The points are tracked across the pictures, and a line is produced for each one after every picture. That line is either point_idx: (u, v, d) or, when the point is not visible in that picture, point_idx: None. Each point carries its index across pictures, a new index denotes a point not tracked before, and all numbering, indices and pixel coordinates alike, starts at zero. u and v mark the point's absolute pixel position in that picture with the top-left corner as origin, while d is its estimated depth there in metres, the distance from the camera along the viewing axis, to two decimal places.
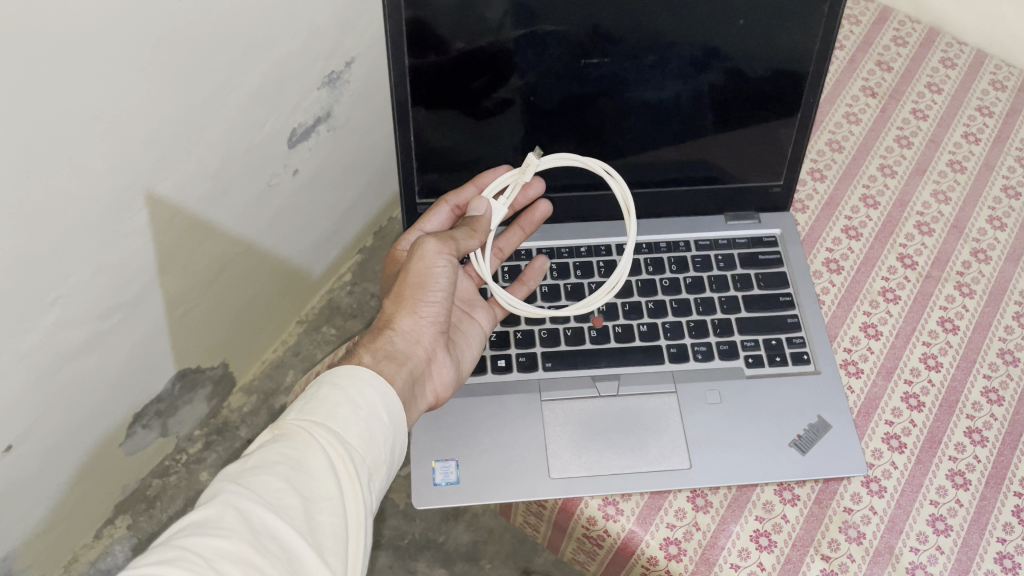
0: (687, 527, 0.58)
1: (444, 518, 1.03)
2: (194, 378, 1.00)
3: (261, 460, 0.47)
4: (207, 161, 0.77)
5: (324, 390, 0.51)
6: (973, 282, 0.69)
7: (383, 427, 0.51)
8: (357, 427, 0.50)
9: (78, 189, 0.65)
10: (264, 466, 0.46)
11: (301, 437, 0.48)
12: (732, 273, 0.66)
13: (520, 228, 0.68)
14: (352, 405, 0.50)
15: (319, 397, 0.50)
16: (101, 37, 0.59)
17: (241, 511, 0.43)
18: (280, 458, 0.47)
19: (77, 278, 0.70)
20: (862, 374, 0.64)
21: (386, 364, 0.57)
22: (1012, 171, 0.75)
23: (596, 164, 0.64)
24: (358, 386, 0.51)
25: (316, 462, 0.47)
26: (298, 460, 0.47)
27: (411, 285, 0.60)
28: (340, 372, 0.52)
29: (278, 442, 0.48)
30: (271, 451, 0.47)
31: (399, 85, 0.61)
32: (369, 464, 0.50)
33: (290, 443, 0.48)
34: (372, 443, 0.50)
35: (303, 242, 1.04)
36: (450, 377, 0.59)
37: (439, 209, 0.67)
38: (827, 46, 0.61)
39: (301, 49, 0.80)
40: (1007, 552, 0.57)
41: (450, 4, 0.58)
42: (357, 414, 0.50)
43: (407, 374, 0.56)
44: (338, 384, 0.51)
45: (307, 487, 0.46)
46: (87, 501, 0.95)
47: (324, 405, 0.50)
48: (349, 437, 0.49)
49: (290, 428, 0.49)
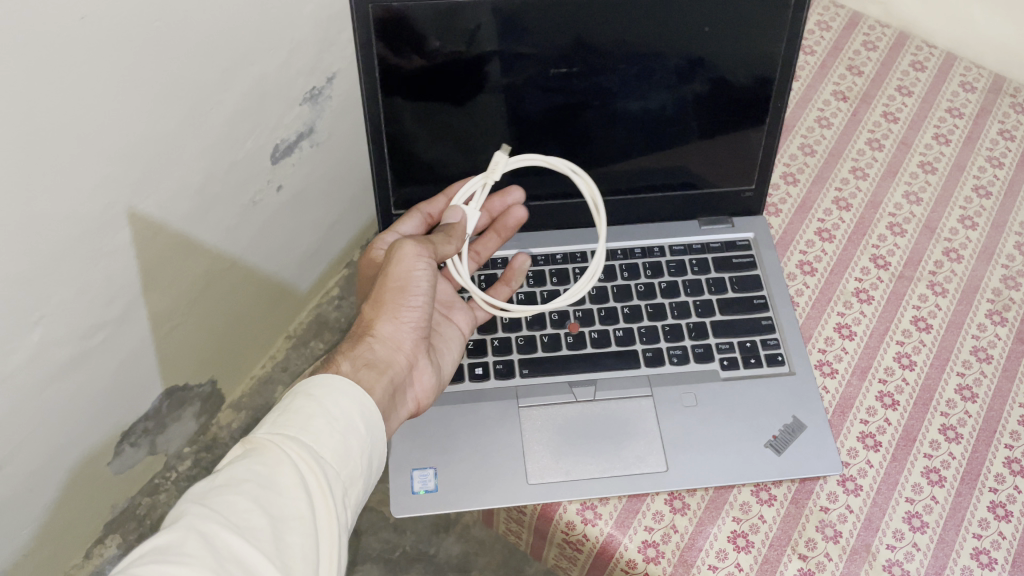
0: (665, 529, 0.59)
1: (433, 529, 1.03)
2: (181, 395, 1.00)
3: (227, 478, 0.46)
4: (190, 178, 0.77)
5: (299, 402, 0.51)
6: (946, 281, 0.69)
7: (359, 439, 0.51)
8: (332, 441, 0.50)
9: (59, 208, 0.65)
10: (230, 485, 0.46)
11: (273, 452, 0.48)
12: (706, 277, 0.67)
13: (497, 234, 0.69)
14: (327, 417, 0.51)
15: (293, 409, 0.51)
16: (79, 58, 0.60)
17: (203, 535, 0.43)
18: (248, 475, 0.47)
19: (60, 297, 0.71)
20: (837, 374, 0.65)
21: (366, 373, 0.57)
22: (983, 171, 0.76)
23: (562, 163, 0.65)
24: (334, 397, 0.52)
25: (287, 478, 0.47)
26: (268, 476, 0.47)
27: (391, 289, 0.60)
28: (314, 383, 0.52)
29: (249, 456, 0.48)
30: (240, 467, 0.47)
31: (370, 98, 0.62)
32: (344, 477, 0.50)
33: (260, 459, 0.48)
34: (347, 456, 0.50)
35: (289, 257, 1.04)
36: (431, 383, 0.60)
37: (413, 216, 0.67)
38: (794, 50, 0.62)
39: (281, 65, 0.81)
40: (983, 547, 0.57)
41: (423, 18, 0.59)
42: (332, 427, 0.50)
43: (386, 383, 0.56)
44: (313, 395, 0.51)
45: (276, 505, 0.46)
46: (76, 520, 0.95)
47: (298, 418, 0.50)
48: (323, 450, 0.49)
49: (261, 442, 0.49)
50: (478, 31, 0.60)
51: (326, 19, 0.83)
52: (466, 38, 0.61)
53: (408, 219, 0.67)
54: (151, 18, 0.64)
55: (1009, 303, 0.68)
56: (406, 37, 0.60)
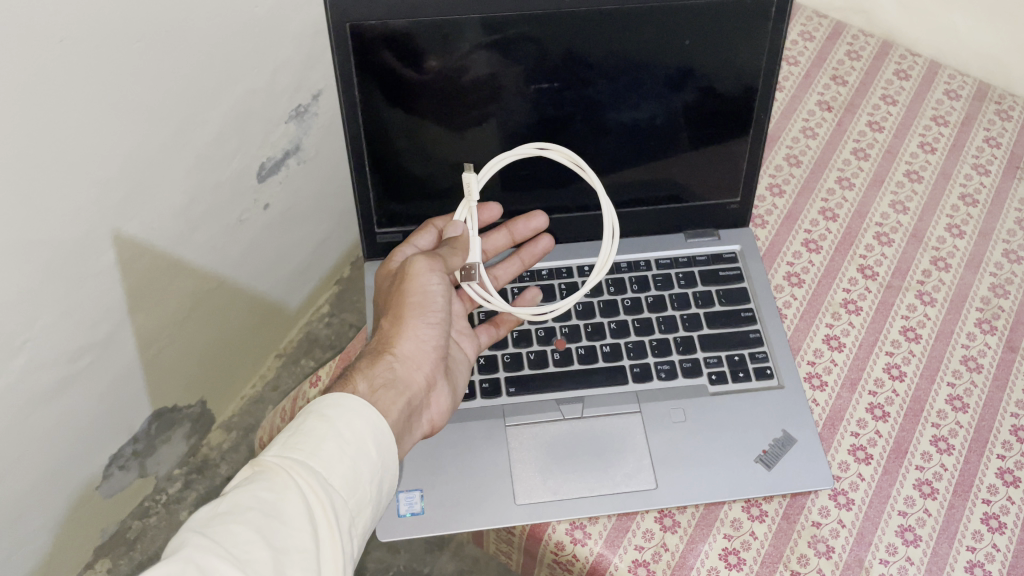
0: (655, 548, 0.58)
1: (426, 548, 1.02)
2: (171, 417, 0.99)
3: (232, 504, 0.45)
4: (175, 198, 0.77)
5: (310, 423, 0.51)
6: (934, 290, 0.69)
7: (369, 464, 0.50)
8: (342, 465, 0.49)
9: (41, 232, 0.65)
10: (234, 512, 0.44)
11: (281, 477, 0.47)
12: (693, 291, 0.67)
13: (519, 259, 0.68)
14: (338, 440, 0.50)
15: (304, 431, 0.50)
16: (60, 81, 0.59)
17: (202, 569, 0.42)
18: (253, 503, 0.45)
19: (44, 321, 0.70)
20: (826, 387, 0.64)
21: (383, 394, 0.56)
22: (969, 179, 0.76)
23: (526, 146, 0.63)
24: (346, 420, 0.51)
25: (294, 507, 0.46)
26: (274, 503, 0.46)
27: (410, 304, 0.61)
28: (328, 403, 0.52)
29: (257, 480, 0.47)
30: (247, 491, 0.46)
31: (351, 116, 0.62)
32: (351, 505, 0.49)
33: (267, 484, 0.46)
34: (356, 482, 0.49)
35: (279, 274, 1.03)
36: (447, 405, 0.59)
37: (427, 232, 0.66)
38: (776, 61, 0.62)
39: (266, 83, 0.80)
40: (977, 560, 0.57)
41: (404, 35, 0.59)
42: (342, 451, 0.49)
43: (403, 405, 0.56)
44: (326, 416, 0.51)
45: (280, 535, 0.45)
46: (65, 545, 0.93)
47: (308, 441, 0.49)
48: (331, 476, 0.49)
49: (269, 466, 0.48)
50: (460, 46, 0.60)
51: (311, 36, 0.83)
52: (449, 54, 0.60)
53: (423, 233, 0.66)
54: (133, 38, 0.63)
55: (999, 312, 0.68)
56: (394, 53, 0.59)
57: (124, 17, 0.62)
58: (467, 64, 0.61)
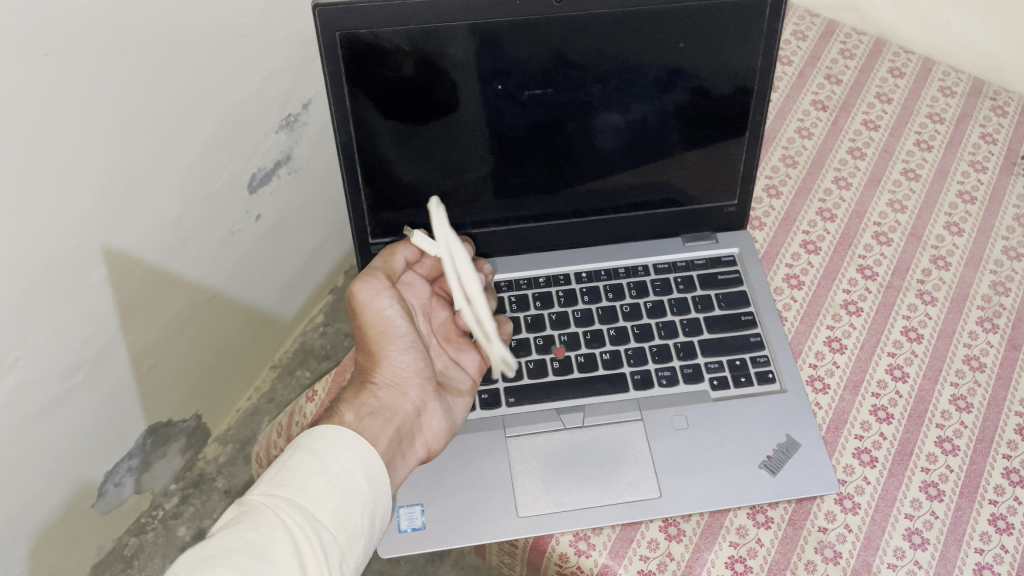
0: (661, 558, 0.57)
1: (428, 558, 1.00)
2: (166, 432, 0.98)
3: (217, 548, 0.44)
4: (166, 212, 0.76)
5: (298, 457, 0.50)
6: (935, 289, 0.69)
7: (360, 497, 0.50)
8: (331, 500, 0.48)
9: (30, 247, 0.64)
10: (220, 555, 0.43)
11: (267, 516, 0.46)
12: (692, 295, 0.66)
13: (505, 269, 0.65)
14: (326, 475, 0.49)
15: (292, 466, 0.49)
16: (45, 96, 0.58)
17: None
18: (239, 545, 0.44)
19: (35, 338, 0.69)
20: (829, 390, 0.64)
21: (370, 422, 0.57)
22: (966, 177, 0.75)
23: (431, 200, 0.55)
24: (335, 452, 0.50)
25: (281, 547, 0.45)
26: (260, 544, 0.45)
27: (373, 335, 0.59)
28: (316, 436, 0.51)
29: (243, 520, 0.46)
30: (232, 533, 0.45)
31: (342, 128, 0.61)
32: (342, 540, 0.48)
33: (253, 524, 0.45)
34: (346, 517, 0.49)
35: (271, 286, 1.02)
36: (442, 427, 0.58)
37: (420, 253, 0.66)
38: (771, 62, 0.62)
39: (256, 93, 0.79)
40: (986, 562, 0.56)
41: (396, 42, 0.58)
42: (330, 486, 0.49)
43: (391, 432, 0.56)
44: (314, 450, 0.50)
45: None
46: (61, 565, 0.92)
47: (296, 476, 0.48)
48: (319, 512, 0.48)
49: (255, 505, 0.47)
50: (453, 52, 0.59)
51: (300, 45, 0.82)
52: (441, 61, 0.60)
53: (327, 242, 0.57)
54: (119, 51, 0.62)
55: (1000, 310, 0.67)
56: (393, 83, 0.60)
57: (112, 29, 0.61)
58: (459, 69, 0.60)
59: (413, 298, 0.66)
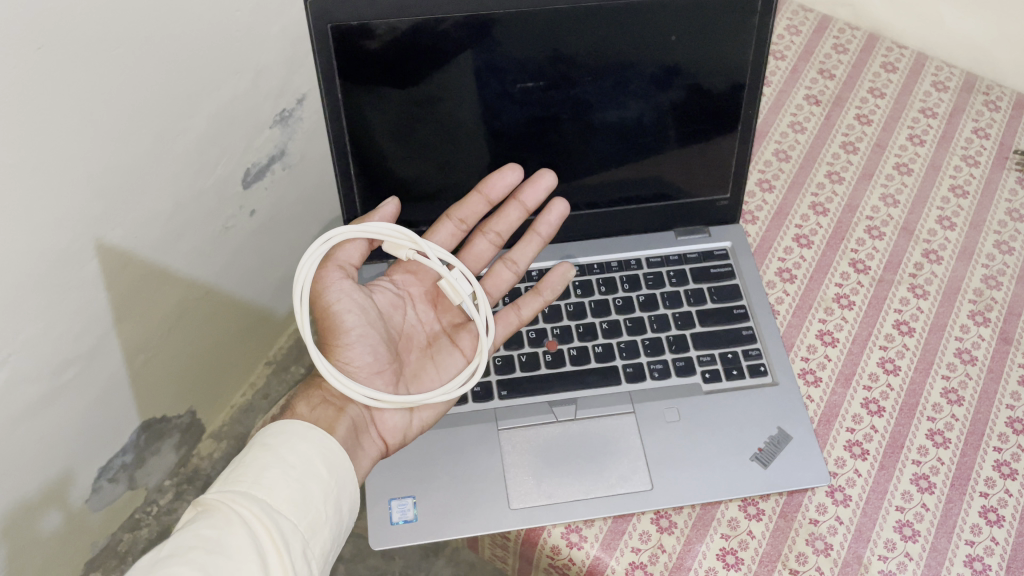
0: (652, 550, 0.57)
1: (421, 554, 1.00)
2: (159, 428, 0.98)
3: (174, 546, 0.43)
4: (158, 208, 0.76)
5: (253, 454, 0.50)
6: (926, 283, 0.69)
7: (319, 485, 0.50)
8: (289, 489, 0.48)
9: (21, 243, 0.63)
10: (176, 554, 0.42)
11: (224, 510, 0.45)
12: (684, 289, 0.66)
13: (536, 233, 0.66)
14: (283, 466, 0.49)
15: (247, 461, 0.49)
16: (36, 90, 0.58)
17: None
18: (196, 540, 0.43)
19: (28, 333, 0.69)
20: (821, 382, 0.64)
21: (323, 412, 0.57)
22: (958, 171, 0.75)
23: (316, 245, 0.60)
24: (291, 444, 0.51)
25: (239, 538, 0.44)
26: (217, 537, 0.44)
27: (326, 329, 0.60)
28: (270, 432, 0.51)
29: (199, 518, 0.45)
30: (187, 530, 0.44)
31: (334, 121, 0.61)
32: (304, 529, 0.48)
33: (210, 520, 0.45)
34: (307, 505, 0.48)
35: (264, 283, 1.02)
36: (397, 422, 0.58)
37: (443, 225, 0.66)
38: (762, 57, 0.62)
39: (249, 88, 0.79)
40: (977, 554, 0.56)
41: (389, 35, 0.58)
42: (288, 476, 0.49)
43: (345, 422, 0.57)
44: (268, 445, 0.50)
45: (226, 570, 0.42)
46: (53, 562, 0.91)
47: (252, 470, 0.48)
48: (279, 502, 0.47)
49: (211, 502, 0.46)
50: (446, 46, 0.59)
51: (294, 41, 0.82)
52: (434, 54, 0.60)
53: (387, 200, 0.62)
54: (110, 44, 0.62)
55: (992, 303, 0.68)
56: (384, 77, 0.60)
57: (102, 24, 0.61)
58: (452, 63, 0.60)
59: (412, 287, 0.68)
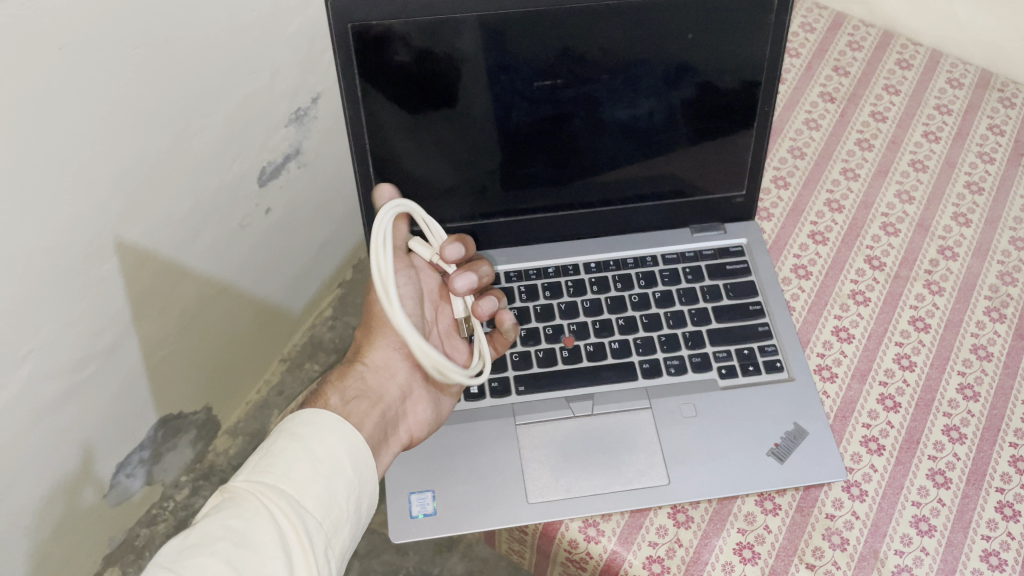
0: (669, 544, 0.58)
1: (437, 549, 1.01)
2: (176, 424, 0.99)
3: (201, 535, 0.44)
4: (177, 206, 0.77)
5: (282, 443, 0.50)
6: (942, 279, 0.69)
7: (344, 482, 0.50)
8: (316, 485, 0.49)
9: (43, 240, 0.64)
10: (203, 544, 0.43)
11: (251, 502, 0.46)
12: (700, 285, 0.66)
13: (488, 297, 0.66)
14: (311, 460, 0.49)
15: (276, 451, 0.49)
16: (59, 90, 0.59)
17: None
18: (223, 532, 0.44)
19: (49, 329, 0.70)
20: (837, 378, 0.64)
21: (356, 405, 0.56)
22: (973, 168, 0.75)
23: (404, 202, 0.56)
24: (320, 437, 0.51)
25: (265, 534, 0.45)
26: (243, 531, 0.44)
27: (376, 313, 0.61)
28: (300, 421, 0.51)
29: (226, 507, 0.46)
30: (214, 520, 0.45)
31: (355, 123, 0.62)
32: (327, 526, 0.48)
33: (237, 511, 0.45)
34: (331, 503, 0.49)
35: (280, 280, 1.03)
36: (427, 416, 0.59)
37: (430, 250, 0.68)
38: (777, 54, 0.62)
39: (265, 87, 0.80)
40: (993, 549, 0.57)
41: (406, 34, 0.58)
42: (315, 471, 0.49)
43: (377, 416, 0.56)
44: (298, 434, 0.50)
45: (251, 565, 0.43)
46: (73, 555, 0.92)
47: (281, 462, 0.49)
48: (304, 498, 0.48)
49: (240, 492, 0.47)
50: (462, 44, 0.60)
51: (309, 40, 0.83)
52: (450, 54, 0.60)
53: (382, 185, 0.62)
54: (130, 44, 0.63)
55: (1007, 300, 0.68)
56: (401, 77, 0.60)
57: (121, 24, 0.61)
58: (468, 63, 0.61)
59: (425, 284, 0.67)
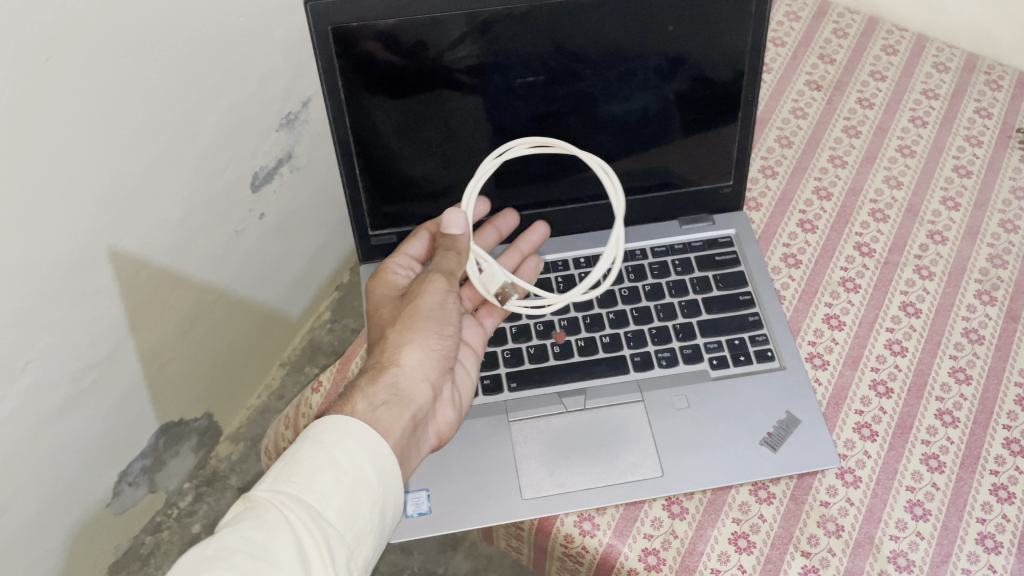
0: (665, 535, 0.58)
1: (440, 548, 1.01)
2: (179, 431, 0.99)
3: (220, 547, 0.44)
4: (171, 214, 0.77)
5: (307, 450, 0.50)
6: (932, 264, 0.69)
7: (370, 493, 0.50)
8: (339, 497, 0.48)
9: (37, 250, 0.65)
10: (220, 557, 0.43)
11: (273, 514, 0.46)
12: (690, 277, 0.67)
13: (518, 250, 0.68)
14: (336, 471, 0.49)
15: (299, 460, 0.49)
16: (51, 102, 0.60)
17: None
18: (242, 544, 0.44)
19: (46, 340, 0.70)
20: (828, 365, 0.64)
21: (384, 412, 0.55)
22: (962, 151, 0.75)
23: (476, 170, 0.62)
24: (343, 445, 0.50)
25: (284, 547, 0.44)
26: (262, 544, 0.44)
27: (422, 316, 0.60)
28: (325, 428, 0.51)
29: (247, 517, 0.46)
30: (235, 532, 0.45)
31: (338, 120, 0.61)
32: (349, 539, 0.49)
33: (258, 522, 0.45)
34: (354, 515, 0.49)
35: (278, 285, 1.03)
36: (453, 416, 0.59)
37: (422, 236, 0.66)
38: (761, 44, 0.62)
39: (254, 93, 0.80)
40: (988, 531, 0.57)
41: (391, 35, 0.59)
42: (339, 482, 0.49)
43: (406, 421, 0.55)
44: (323, 443, 0.50)
45: None
46: (79, 565, 0.93)
47: (304, 471, 0.48)
48: (326, 510, 0.48)
49: (262, 502, 0.47)
50: (448, 42, 0.60)
51: (299, 44, 0.83)
52: (436, 53, 0.60)
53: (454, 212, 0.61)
54: (118, 53, 0.63)
55: (997, 283, 0.68)
56: (387, 77, 0.61)
57: (108, 33, 0.61)
58: (453, 62, 0.61)
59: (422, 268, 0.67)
